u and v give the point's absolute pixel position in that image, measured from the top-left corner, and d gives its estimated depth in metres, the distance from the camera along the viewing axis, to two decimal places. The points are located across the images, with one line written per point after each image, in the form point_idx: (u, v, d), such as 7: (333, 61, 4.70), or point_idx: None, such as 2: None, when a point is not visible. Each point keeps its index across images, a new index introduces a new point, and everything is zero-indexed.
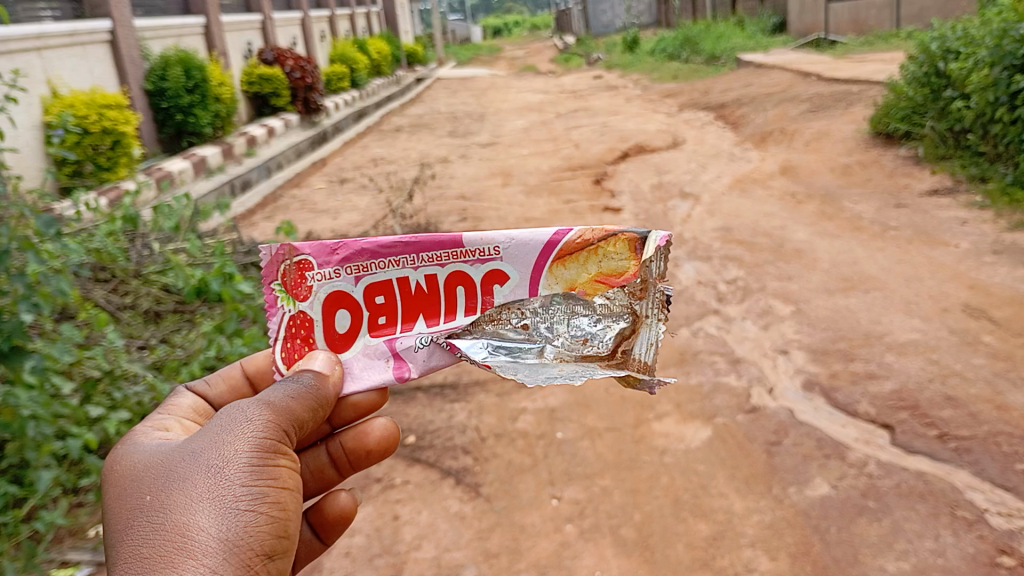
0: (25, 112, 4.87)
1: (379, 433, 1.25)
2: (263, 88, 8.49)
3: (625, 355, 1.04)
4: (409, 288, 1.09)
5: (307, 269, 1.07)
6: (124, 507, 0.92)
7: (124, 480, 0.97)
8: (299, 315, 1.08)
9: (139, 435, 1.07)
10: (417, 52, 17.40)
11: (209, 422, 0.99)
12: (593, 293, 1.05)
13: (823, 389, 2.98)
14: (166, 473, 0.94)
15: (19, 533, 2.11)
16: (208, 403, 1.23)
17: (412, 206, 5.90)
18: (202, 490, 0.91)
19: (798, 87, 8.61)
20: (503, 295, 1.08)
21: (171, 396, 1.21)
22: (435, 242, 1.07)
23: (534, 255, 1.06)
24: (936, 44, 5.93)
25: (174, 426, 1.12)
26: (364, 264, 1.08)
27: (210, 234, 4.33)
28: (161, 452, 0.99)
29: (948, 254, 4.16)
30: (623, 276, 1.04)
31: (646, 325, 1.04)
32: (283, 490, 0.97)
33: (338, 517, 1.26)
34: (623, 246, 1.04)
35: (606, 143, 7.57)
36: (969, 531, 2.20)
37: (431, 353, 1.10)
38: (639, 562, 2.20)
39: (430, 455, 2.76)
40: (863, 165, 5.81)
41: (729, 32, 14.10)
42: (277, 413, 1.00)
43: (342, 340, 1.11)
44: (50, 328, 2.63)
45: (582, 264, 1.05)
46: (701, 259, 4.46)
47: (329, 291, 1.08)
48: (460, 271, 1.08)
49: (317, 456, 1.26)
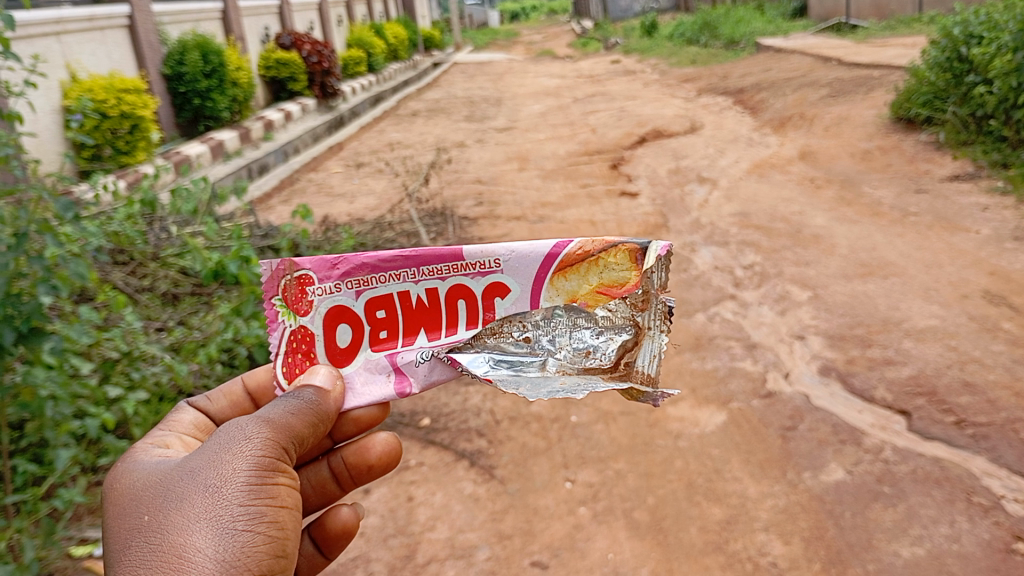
0: (45, 96, 4.91)
1: (380, 448, 1.22)
2: (280, 72, 8.51)
3: (628, 368, 1.03)
4: (410, 302, 1.08)
5: (308, 283, 1.05)
6: (122, 527, 0.91)
7: (123, 499, 0.96)
8: (300, 330, 1.06)
9: (139, 452, 1.06)
10: (434, 37, 17.35)
11: (209, 439, 0.98)
12: (594, 304, 1.04)
13: (840, 375, 2.97)
14: (164, 492, 0.93)
15: (38, 511, 2.14)
16: (209, 418, 1.21)
17: (428, 190, 5.90)
18: (199, 511, 0.89)
19: (819, 72, 8.53)
20: (504, 308, 1.06)
21: (172, 412, 1.19)
22: (435, 255, 1.06)
23: (535, 266, 1.05)
24: (959, 28, 5.85)
25: (174, 443, 1.11)
26: (365, 278, 1.06)
27: (227, 218, 4.35)
28: (159, 470, 0.98)
29: (968, 240, 4.12)
30: (624, 287, 1.02)
31: (649, 337, 1.03)
32: (282, 508, 0.96)
33: (341, 532, 1.23)
34: (624, 257, 1.02)
35: (624, 128, 7.54)
36: (985, 518, 2.19)
37: (432, 368, 1.09)
38: (652, 545, 2.20)
39: (445, 438, 2.77)
40: (883, 150, 5.76)
41: (749, 17, 13.97)
42: (276, 430, 0.99)
43: (343, 354, 1.09)
44: (69, 310, 2.66)
45: (583, 276, 1.04)
46: (718, 244, 4.44)
47: (330, 305, 1.06)
48: (461, 284, 1.07)
49: (319, 471, 1.25)
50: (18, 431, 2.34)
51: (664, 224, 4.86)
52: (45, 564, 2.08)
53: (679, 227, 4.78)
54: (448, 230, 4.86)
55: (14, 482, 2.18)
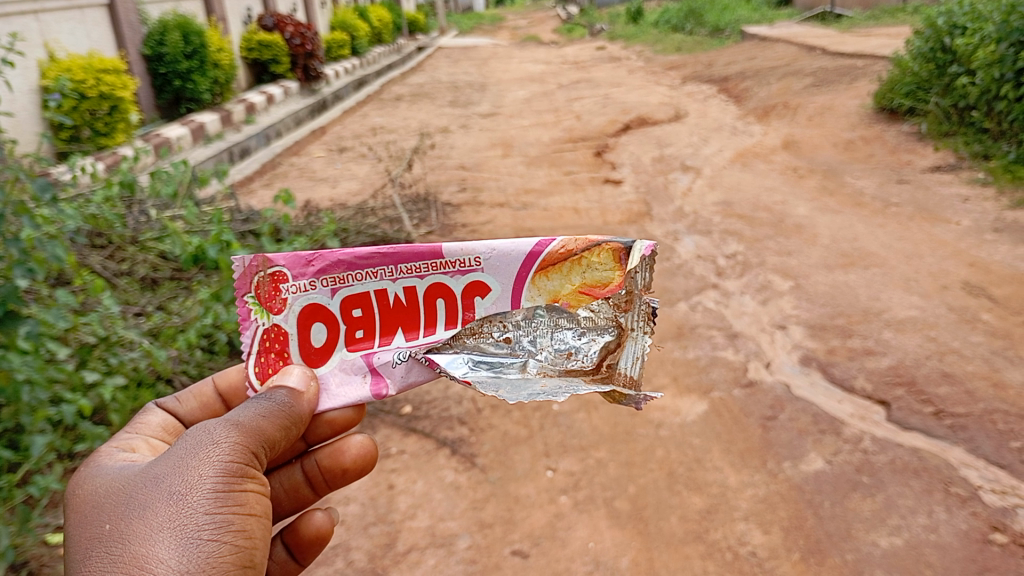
0: (22, 76, 4.83)
1: (355, 450, 1.21)
2: (262, 54, 8.43)
3: (610, 369, 1.03)
4: (387, 301, 1.06)
5: (281, 281, 1.03)
6: (83, 536, 0.89)
7: (85, 506, 0.94)
8: (273, 329, 1.04)
9: (103, 456, 1.04)
10: (419, 20, 17.23)
11: (175, 444, 0.96)
12: (576, 304, 1.03)
13: (820, 365, 2.98)
14: (128, 499, 0.91)
15: (13, 498, 2.11)
16: (178, 421, 1.19)
17: (411, 176, 5.87)
18: (162, 519, 0.88)
19: (803, 61, 8.54)
20: (484, 308, 1.05)
21: (140, 414, 1.18)
22: (413, 253, 1.03)
23: (517, 265, 1.03)
24: (943, 19, 5.87)
25: (141, 446, 1.09)
26: (341, 276, 1.04)
27: (208, 202, 4.30)
28: (124, 476, 0.96)
29: (948, 231, 4.15)
30: (607, 288, 1.02)
31: (632, 338, 1.02)
32: (249, 516, 0.94)
33: (314, 538, 1.21)
34: (608, 256, 1.01)
35: (608, 115, 7.52)
36: (962, 508, 2.21)
37: (410, 369, 1.07)
38: (632, 534, 2.21)
39: (426, 425, 2.76)
40: (866, 140, 5.78)
41: (734, 6, 13.97)
42: (245, 434, 0.97)
43: (318, 354, 1.07)
44: (45, 294, 2.62)
45: (566, 275, 1.02)
46: (701, 233, 4.45)
47: (304, 303, 1.04)
48: (440, 283, 1.05)
49: (291, 475, 1.23)
50: None
51: (648, 213, 4.86)
52: (21, 550, 2.06)
53: (662, 216, 4.78)
54: (431, 216, 4.84)
55: None
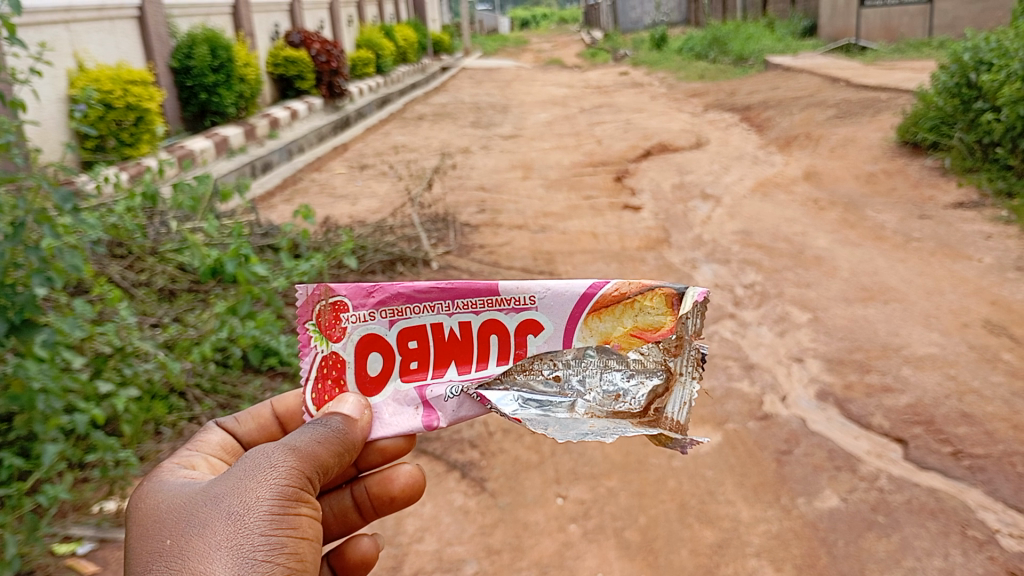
0: (50, 85, 4.90)
1: (404, 479, 1.20)
2: (288, 70, 8.52)
3: (657, 414, 1.01)
4: (443, 334, 1.07)
5: (342, 310, 1.04)
6: (143, 551, 0.89)
7: (146, 521, 0.93)
8: (331, 356, 1.05)
9: (166, 471, 1.04)
10: (444, 41, 17.40)
11: (235, 464, 0.96)
12: (627, 347, 1.03)
13: (837, 400, 2.94)
14: (187, 517, 0.91)
15: (22, 506, 2.10)
16: (237, 440, 1.18)
17: (431, 195, 5.88)
18: (221, 537, 0.87)
19: (826, 92, 8.53)
20: (536, 345, 1.05)
21: (200, 432, 1.17)
22: (470, 289, 1.05)
23: (570, 305, 1.04)
24: (969, 54, 5.84)
25: (200, 464, 1.09)
26: (399, 308, 1.06)
27: (228, 215, 4.33)
28: (184, 492, 0.96)
29: (970, 269, 4.10)
30: (659, 331, 1.01)
31: (680, 383, 1.01)
32: (302, 540, 0.93)
33: (360, 562, 1.20)
34: (660, 301, 1.01)
35: (630, 140, 7.53)
36: (979, 552, 2.17)
37: (461, 404, 1.06)
38: (642, 566, 2.18)
39: (437, 447, 2.75)
40: (888, 174, 5.75)
41: (758, 34, 13.99)
42: (302, 459, 0.96)
43: (372, 383, 1.07)
44: (63, 302, 2.63)
45: (618, 318, 1.03)
46: (720, 261, 4.42)
47: (363, 333, 1.05)
48: (494, 319, 1.06)
49: (341, 499, 1.20)
50: (6, 423, 2.32)
51: (666, 240, 4.84)
52: (27, 559, 2.06)
53: (680, 243, 4.76)
54: (449, 236, 4.84)
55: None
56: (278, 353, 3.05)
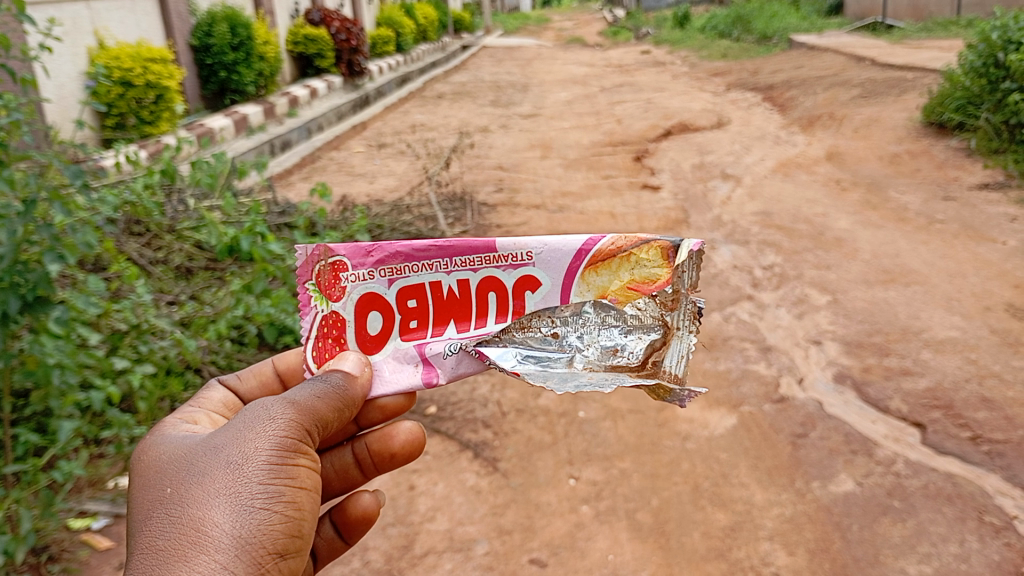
0: (69, 63, 4.92)
1: (404, 436, 1.19)
2: (307, 48, 8.51)
3: (655, 367, 1.00)
4: (441, 292, 1.06)
5: (341, 269, 1.04)
6: (144, 500, 0.90)
7: (148, 471, 0.94)
8: (332, 315, 1.05)
9: (168, 426, 1.03)
10: (464, 19, 17.32)
11: (236, 416, 0.96)
12: (624, 301, 1.02)
13: (854, 383, 2.91)
14: (188, 466, 0.91)
15: (37, 483, 2.13)
16: (238, 398, 1.18)
17: (448, 174, 5.86)
18: (220, 485, 0.88)
19: (851, 71, 8.41)
20: (534, 302, 1.04)
21: (202, 390, 1.17)
22: (468, 246, 1.04)
23: (567, 260, 1.03)
24: (997, 33, 5.70)
25: (202, 419, 1.09)
26: (398, 267, 1.05)
27: (245, 193, 4.32)
28: (186, 444, 0.96)
29: (994, 251, 4.03)
30: (655, 284, 1.00)
31: (677, 337, 1.01)
32: (300, 490, 0.93)
33: (361, 517, 1.19)
34: (656, 253, 1.00)
35: (650, 120, 7.46)
36: (996, 538, 2.14)
37: (460, 361, 1.05)
38: (653, 548, 2.17)
39: (450, 427, 2.75)
40: (912, 154, 5.66)
41: (783, 13, 13.80)
42: (301, 412, 0.96)
43: (373, 342, 1.07)
44: (80, 279, 2.65)
45: (614, 271, 1.02)
46: (739, 243, 4.38)
47: (362, 292, 1.04)
48: (492, 277, 1.05)
49: (342, 456, 1.20)
50: (22, 398, 2.35)
51: (685, 220, 4.80)
52: (42, 534, 2.08)
53: (700, 224, 4.72)
54: (466, 215, 4.83)
55: (15, 452, 2.18)
56: (294, 332, 3.05)
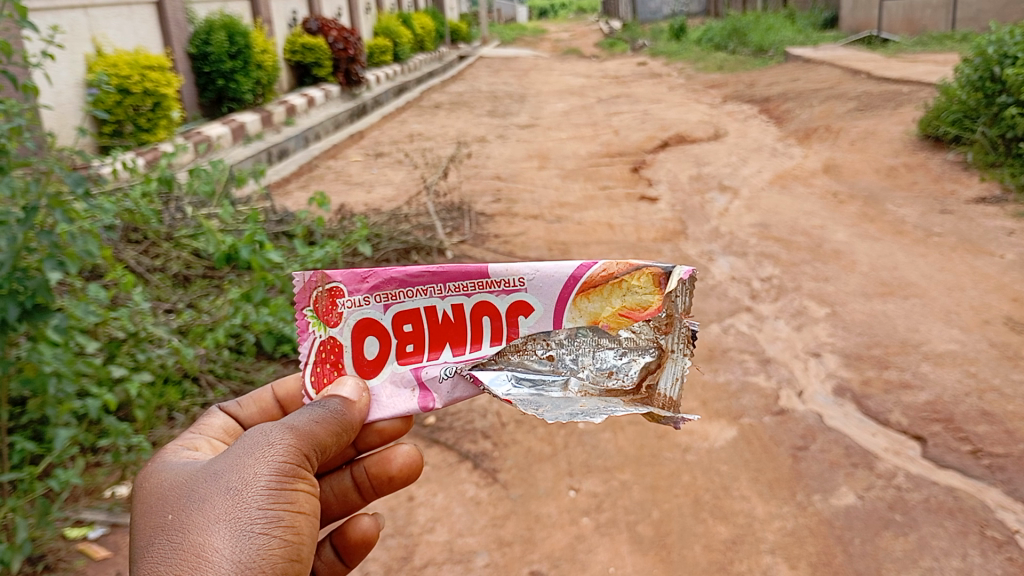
0: (67, 70, 4.91)
1: (402, 459, 1.17)
2: (305, 57, 8.52)
3: (650, 390, 1.00)
4: (436, 317, 1.05)
5: (338, 295, 1.02)
6: (147, 525, 0.88)
7: (150, 498, 0.92)
8: (329, 340, 1.03)
9: (169, 453, 1.02)
10: (461, 29, 17.38)
11: (235, 441, 0.95)
12: (616, 327, 1.01)
13: (854, 396, 2.91)
14: (188, 493, 0.90)
15: (33, 491, 2.10)
16: (239, 424, 1.16)
17: (446, 184, 5.85)
18: (219, 511, 0.86)
19: (848, 84, 8.45)
20: (527, 327, 1.03)
21: (202, 416, 1.15)
22: (461, 272, 1.03)
23: (558, 287, 1.02)
24: (993, 47, 5.72)
25: (203, 446, 1.07)
26: (393, 292, 1.04)
27: (243, 201, 4.32)
28: (188, 470, 0.95)
29: (992, 265, 4.04)
30: (647, 310, 0.99)
31: (671, 360, 1.00)
32: (299, 514, 0.92)
33: (360, 541, 1.17)
34: (648, 280, 0.98)
35: (647, 131, 7.47)
36: (998, 552, 2.13)
37: (455, 385, 1.05)
38: (655, 560, 2.16)
39: (450, 437, 2.74)
40: (909, 167, 5.68)
41: (780, 24, 13.88)
42: (299, 437, 0.95)
43: (370, 366, 1.05)
44: (78, 287, 2.63)
45: (606, 298, 1.00)
46: (737, 254, 4.38)
47: (359, 317, 1.03)
48: (486, 301, 1.04)
49: (341, 479, 1.19)
50: (19, 406, 2.34)
51: (683, 231, 4.80)
52: (39, 543, 2.06)
53: (697, 235, 4.72)
54: (464, 225, 4.82)
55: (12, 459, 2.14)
56: (291, 341, 3.04)
